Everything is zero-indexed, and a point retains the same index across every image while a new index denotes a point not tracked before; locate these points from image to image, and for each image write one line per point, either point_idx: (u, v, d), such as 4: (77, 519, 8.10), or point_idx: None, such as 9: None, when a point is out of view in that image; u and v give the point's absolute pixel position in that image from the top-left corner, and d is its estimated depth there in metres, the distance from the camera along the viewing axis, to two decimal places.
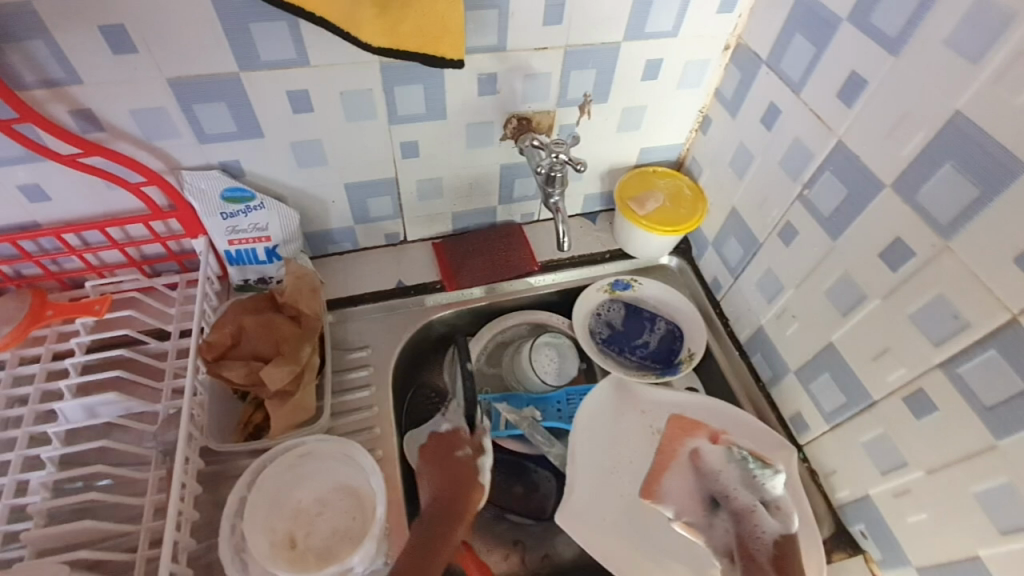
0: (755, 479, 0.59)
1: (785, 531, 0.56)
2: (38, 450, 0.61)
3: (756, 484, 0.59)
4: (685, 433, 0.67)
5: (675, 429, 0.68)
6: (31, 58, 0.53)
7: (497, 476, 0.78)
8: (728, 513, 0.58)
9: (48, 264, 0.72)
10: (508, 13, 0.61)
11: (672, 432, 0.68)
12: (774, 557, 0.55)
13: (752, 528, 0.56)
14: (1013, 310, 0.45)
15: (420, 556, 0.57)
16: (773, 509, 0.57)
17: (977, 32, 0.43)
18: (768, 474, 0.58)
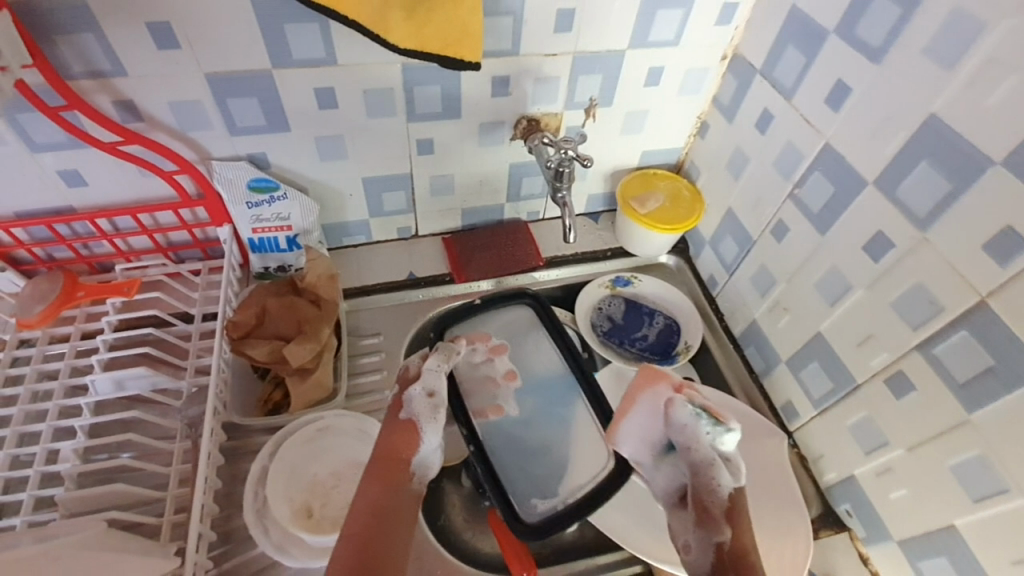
0: (702, 435, 0.52)
1: (736, 484, 0.51)
2: (70, 421, 0.66)
3: (707, 443, 0.52)
4: (649, 383, 0.57)
5: (642, 376, 0.58)
6: (81, 50, 0.57)
7: None
8: (680, 458, 0.53)
9: (80, 248, 0.76)
10: (522, 20, 0.66)
11: (642, 381, 0.58)
12: (726, 508, 0.50)
13: (709, 482, 0.51)
14: (981, 293, 0.49)
15: (375, 539, 0.52)
16: (727, 463, 0.51)
17: (949, 42, 0.48)
18: (724, 434, 0.51)
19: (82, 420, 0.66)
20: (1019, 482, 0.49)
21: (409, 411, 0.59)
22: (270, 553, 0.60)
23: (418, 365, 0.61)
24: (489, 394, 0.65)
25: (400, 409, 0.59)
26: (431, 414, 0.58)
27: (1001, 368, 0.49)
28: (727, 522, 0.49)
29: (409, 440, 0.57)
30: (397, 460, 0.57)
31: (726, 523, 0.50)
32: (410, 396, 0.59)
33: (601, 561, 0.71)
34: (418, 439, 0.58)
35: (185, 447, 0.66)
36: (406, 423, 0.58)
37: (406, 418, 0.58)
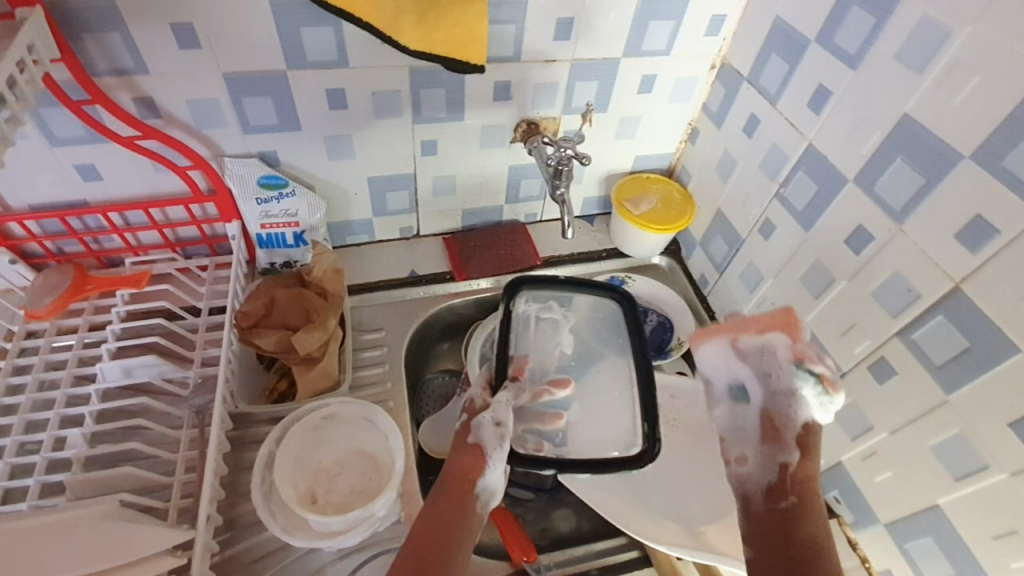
0: (800, 388, 0.57)
1: (810, 423, 0.58)
2: (78, 407, 0.67)
3: (802, 397, 0.58)
4: (788, 327, 0.59)
5: (782, 319, 0.59)
6: (107, 48, 0.61)
7: None
8: (764, 392, 0.59)
9: (90, 242, 0.78)
10: (524, 28, 0.70)
11: (775, 319, 0.59)
12: (799, 435, 0.58)
13: (788, 412, 0.58)
14: (955, 279, 0.53)
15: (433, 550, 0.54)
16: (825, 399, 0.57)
17: (919, 48, 0.53)
18: (822, 399, 0.57)
19: (90, 407, 0.67)
20: (996, 457, 0.52)
21: (476, 436, 0.59)
22: (278, 534, 0.61)
23: (484, 398, 0.61)
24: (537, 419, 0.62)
25: (467, 434, 0.60)
26: (497, 442, 0.59)
27: (975, 349, 0.52)
28: (799, 448, 0.57)
29: (478, 462, 0.58)
30: (466, 481, 0.58)
31: (794, 448, 0.58)
32: (474, 422, 0.60)
33: (599, 547, 0.73)
34: (484, 464, 0.58)
35: (192, 435, 0.68)
36: (473, 447, 0.59)
37: (472, 442, 0.59)
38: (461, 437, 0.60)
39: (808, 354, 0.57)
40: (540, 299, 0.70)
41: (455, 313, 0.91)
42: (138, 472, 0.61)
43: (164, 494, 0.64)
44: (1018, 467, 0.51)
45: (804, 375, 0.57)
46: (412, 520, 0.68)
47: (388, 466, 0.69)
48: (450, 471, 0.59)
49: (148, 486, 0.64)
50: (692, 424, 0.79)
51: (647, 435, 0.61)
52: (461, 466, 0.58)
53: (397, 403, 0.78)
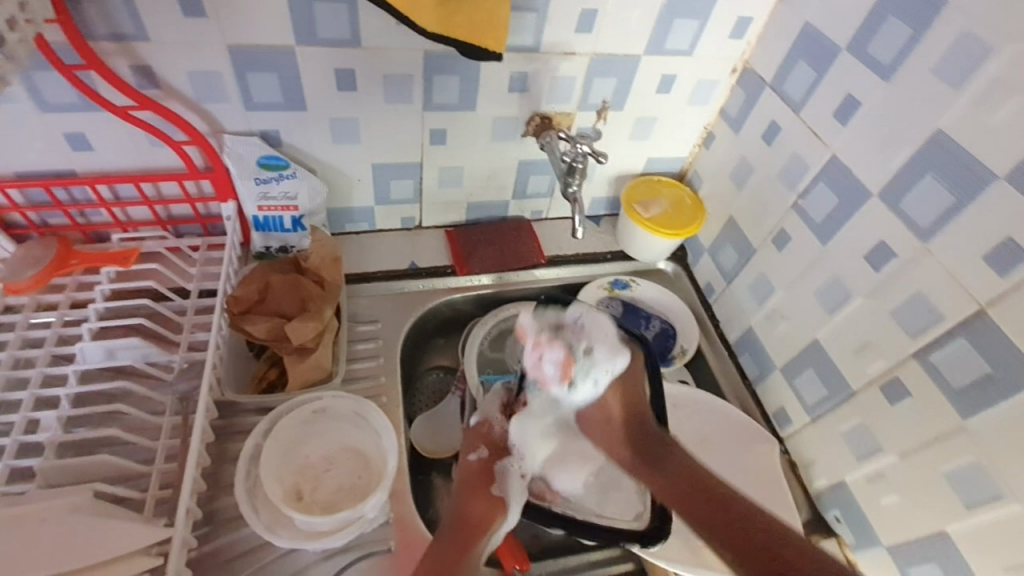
0: (578, 354, 0.60)
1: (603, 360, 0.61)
2: (55, 388, 0.64)
3: (583, 364, 0.61)
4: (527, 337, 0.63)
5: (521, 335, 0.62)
6: (105, 10, 0.57)
7: None
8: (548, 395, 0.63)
9: (77, 215, 0.75)
10: (546, 17, 0.67)
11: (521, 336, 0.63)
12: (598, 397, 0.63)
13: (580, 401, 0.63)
14: (981, 302, 0.51)
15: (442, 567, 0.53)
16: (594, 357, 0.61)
17: (958, 62, 0.51)
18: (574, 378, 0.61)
19: (67, 388, 0.63)
20: (1012, 488, 0.50)
21: (501, 488, 0.62)
22: (260, 532, 0.58)
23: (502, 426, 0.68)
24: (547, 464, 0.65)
25: (490, 482, 0.62)
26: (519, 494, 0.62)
27: (997, 376, 0.51)
28: (609, 387, 0.62)
29: (490, 511, 0.60)
30: (478, 527, 0.58)
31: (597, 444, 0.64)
32: (501, 468, 0.64)
33: (593, 557, 0.71)
34: (501, 513, 0.60)
35: (174, 423, 0.64)
36: (497, 500, 0.61)
37: (498, 494, 0.61)
38: (487, 487, 0.62)
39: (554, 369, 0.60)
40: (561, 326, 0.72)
41: (454, 309, 0.88)
42: (114, 460, 0.57)
43: (142, 483, 0.61)
44: None
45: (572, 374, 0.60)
46: (401, 521, 0.65)
47: (380, 466, 0.66)
48: (458, 516, 0.59)
49: (125, 475, 0.61)
50: (695, 435, 0.77)
51: (658, 512, 0.60)
52: (474, 512, 0.59)
53: (390, 399, 0.76)
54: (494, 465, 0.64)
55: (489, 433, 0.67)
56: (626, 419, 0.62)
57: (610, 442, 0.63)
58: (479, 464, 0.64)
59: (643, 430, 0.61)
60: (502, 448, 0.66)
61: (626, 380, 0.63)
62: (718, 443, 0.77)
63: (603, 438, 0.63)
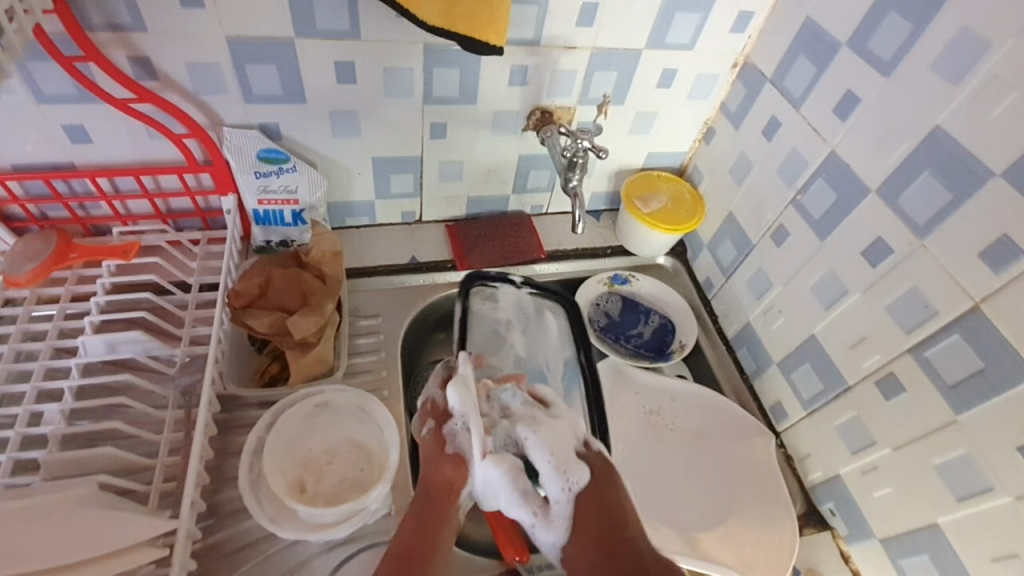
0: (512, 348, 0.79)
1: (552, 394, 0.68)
2: (57, 381, 0.64)
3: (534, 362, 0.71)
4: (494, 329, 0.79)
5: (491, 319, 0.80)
6: (102, 1, 0.57)
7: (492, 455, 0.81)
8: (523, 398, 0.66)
9: (76, 208, 0.74)
10: (547, 10, 0.67)
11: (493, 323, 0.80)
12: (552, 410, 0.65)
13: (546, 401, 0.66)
14: (976, 298, 0.52)
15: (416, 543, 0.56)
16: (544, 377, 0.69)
17: (957, 59, 0.51)
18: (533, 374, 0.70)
19: (70, 381, 0.64)
20: (1002, 480, 0.51)
21: (455, 446, 0.62)
22: (265, 524, 0.59)
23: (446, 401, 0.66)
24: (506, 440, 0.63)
25: (444, 445, 0.63)
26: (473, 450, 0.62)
27: (990, 370, 0.51)
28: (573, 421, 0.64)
29: (459, 473, 0.61)
30: (449, 490, 0.60)
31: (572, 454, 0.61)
32: (450, 430, 0.63)
33: None
34: (467, 471, 0.61)
35: (177, 416, 0.65)
36: (453, 457, 0.62)
37: (454, 452, 0.62)
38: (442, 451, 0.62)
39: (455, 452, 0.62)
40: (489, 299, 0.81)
41: (454, 303, 0.88)
42: (118, 453, 0.58)
43: (145, 476, 0.62)
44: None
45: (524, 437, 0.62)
46: (402, 514, 0.66)
47: (381, 459, 0.67)
48: (429, 480, 0.61)
49: (129, 468, 0.61)
50: (689, 428, 0.79)
51: None
52: (443, 474, 0.61)
53: (391, 393, 0.76)
54: (443, 428, 0.63)
55: (436, 407, 0.65)
56: (610, 521, 0.57)
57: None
58: (431, 435, 0.64)
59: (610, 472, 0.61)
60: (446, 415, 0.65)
61: (586, 512, 0.59)
62: (713, 435, 0.78)
63: (580, 556, 0.57)
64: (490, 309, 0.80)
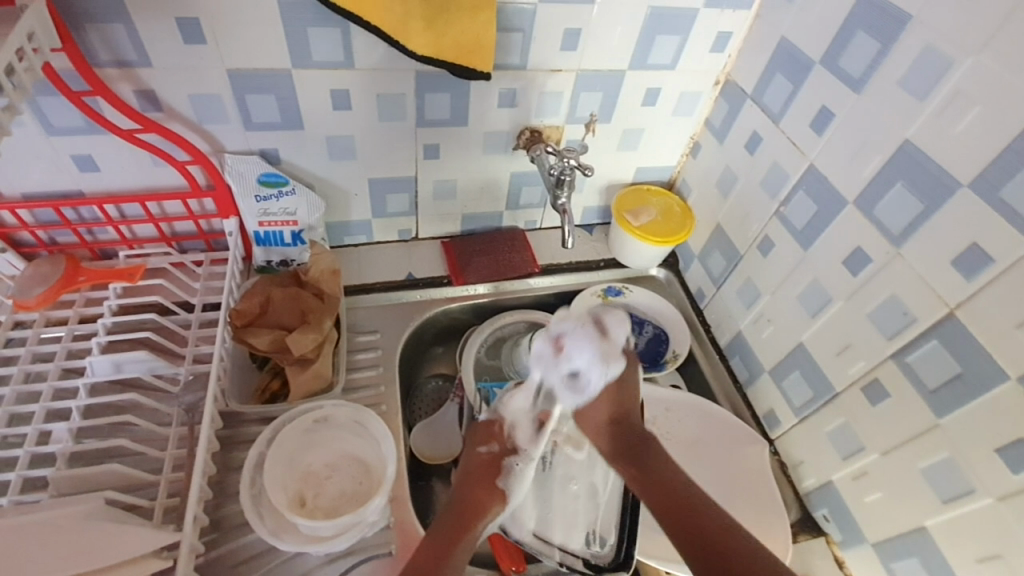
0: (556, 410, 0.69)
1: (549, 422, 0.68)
2: (66, 401, 0.66)
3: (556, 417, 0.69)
4: (484, 441, 0.67)
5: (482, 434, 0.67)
6: (109, 39, 0.60)
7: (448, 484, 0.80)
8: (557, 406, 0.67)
9: (84, 233, 0.77)
10: (531, 36, 0.70)
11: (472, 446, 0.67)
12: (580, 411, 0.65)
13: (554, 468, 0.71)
14: (950, 305, 0.53)
15: (438, 550, 0.54)
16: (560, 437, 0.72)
17: (923, 75, 0.53)
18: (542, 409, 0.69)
19: (77, 401, 0.66)
20: (983, 482, 0.53)
21: (506, 482, 0.65)
22: (265, 537, 0.60)
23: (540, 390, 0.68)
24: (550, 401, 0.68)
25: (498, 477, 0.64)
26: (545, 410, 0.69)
27: (967, 375, 0.53)
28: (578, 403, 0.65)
29: (487, 496, 0.61)
30: (475, 514, 0.59)
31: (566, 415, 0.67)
32: (509, 466, 0.65)
33: None
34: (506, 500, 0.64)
35: (181, 433, 0.67)
36: (499, 490, 0.63)
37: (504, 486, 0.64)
38: (495, 478, 0.64)
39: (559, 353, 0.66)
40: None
41: (451, 318, 0.90)
42: (123, 469, 0.60)
43: (150, 492, 0.63)
44: (1004, 492, 0.51)
45: (578, 355, 0.65)
46: (401, 526, 0.67)
47: (380, 473, 0.68)
48: (455, 504, 0.60)
49: (135, 483, 0.63)
50: (682, 438, 0.80)
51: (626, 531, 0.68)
52: (471, 499, 0.60)
53: (390, 407, 0.78)
54: (504, 460, 0.65)
55: (503, 435, 0.67)
56: (616, 427, 0.63)
57: (606, 443, 0.62)
58: (488, 457, 0.65)
59: (630, 434, 0.61)
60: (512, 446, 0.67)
61: (625, 432, 0.62)
62: (708, 445, 0.79)
63: (604, 446, 0.63)
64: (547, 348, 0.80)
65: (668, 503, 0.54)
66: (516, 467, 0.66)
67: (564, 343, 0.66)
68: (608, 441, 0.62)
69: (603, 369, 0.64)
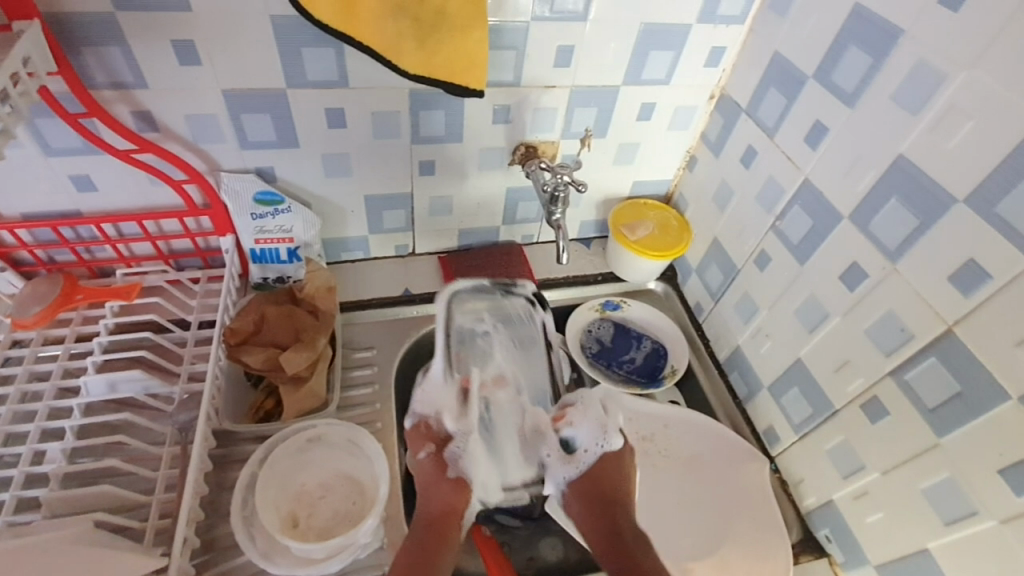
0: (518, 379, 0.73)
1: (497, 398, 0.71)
2: (60, 420, 0.66)
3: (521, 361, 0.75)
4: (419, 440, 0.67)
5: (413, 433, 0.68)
6: (106, 62, 0.61)
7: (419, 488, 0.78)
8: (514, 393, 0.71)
9: (82, 252, 0.78)
10: (525, 54, 0.70)
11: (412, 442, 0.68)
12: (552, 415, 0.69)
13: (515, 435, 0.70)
14: (949, 322, 0.52)
15: (420, 561, 0.58)
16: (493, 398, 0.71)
17: (916, 90, 0.53)
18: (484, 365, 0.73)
19: (71, 421, 0.66)
20: (986, 503, 0.51)
21: (456, 469, 0.65)
22: (256, 560, 0.59)
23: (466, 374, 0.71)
24: (483, 359, 0.73)
25: (445, 470, 0.65)
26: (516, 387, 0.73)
27: (967, 394, 0.52)
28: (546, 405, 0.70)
29: (461, 497, 0.64)
30: (450, 516, 0.62)
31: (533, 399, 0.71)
32: (450, 455, 0.66)
33: None
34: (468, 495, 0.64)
35: (174, 452, 0.67)
36: (457, 480, 0.65)
37: (454, 477, 0.65)
38: (442, 473, 0.65)
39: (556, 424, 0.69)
40: (471, 312, 0.76)
41: None
42: (115, 490, 0.59)
43: (141, 513, 0.63)
44: (1008, 514, 0.50)
45: (576, 433, 0.67)
46: (395, 546, 0.67)
47: (373, 493, 0.67)
48: (428, 509, 0.63)
49: (127, 504, 0.63)
50: (683, 455, 0.79)
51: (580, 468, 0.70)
52: (440, 503, 0.63)
53: (385, 424, 0.77)
54: (443, 453, 0.66)
55: (432, 431, 0.67)
56: (602, 501, 0.63)
57: (588, 525, 0.62)
58: (429, 460, 0.66)
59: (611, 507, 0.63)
60: (442, 437, 0.67)
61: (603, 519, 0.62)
62: (708, 462, 0.78)
63: (581, 523, 0.63)
64: (472, 319, 0.75)
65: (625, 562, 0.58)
66: (459, 452, 0.67)
67: (566, 414, 0.68)
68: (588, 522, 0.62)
69: (601, 440, 0.66)
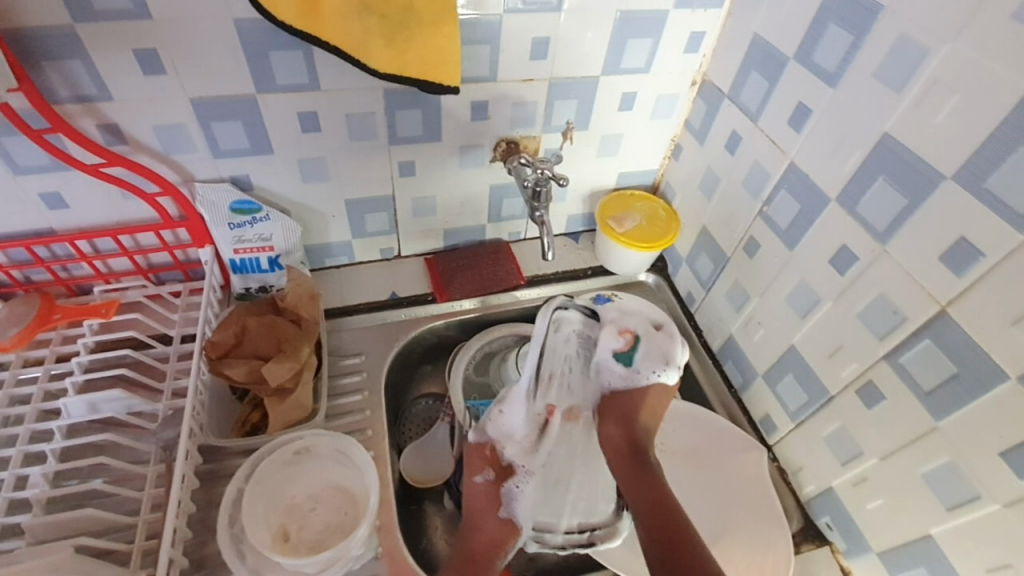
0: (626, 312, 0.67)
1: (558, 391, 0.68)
2: (40, 444, 0.65)
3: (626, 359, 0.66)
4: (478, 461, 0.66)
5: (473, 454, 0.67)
6: (68, 75, 0.59)
7: (427, 505, 0.78)
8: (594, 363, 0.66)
9: (59, 271, 0.76)
10: (499, 48, 0.68)
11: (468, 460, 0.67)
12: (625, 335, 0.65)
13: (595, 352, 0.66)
14: (942, 302, 0.51)
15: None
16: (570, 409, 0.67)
17: (899, 65, 0.51)
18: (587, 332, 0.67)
19: (53, 444, 0.64)
20: (987, 487, 0.50)
21: (508, 510, 0.64)
22: None
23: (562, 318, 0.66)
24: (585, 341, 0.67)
25: (498, 505, 0.65)
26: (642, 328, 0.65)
27: (964, 375, 0.50)
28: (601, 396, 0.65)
29: (505, 534, 0.63)
30: (495, 549, 0.61)
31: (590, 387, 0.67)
32: (507, 491, 0.65)
33: None
34: (514, 535, 0.63)
35: (159, 471, 0.65)
36: (507, 521, 0.64)
37: (506, 517, 0.64)
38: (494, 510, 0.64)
39: (625, 332, 0.65)
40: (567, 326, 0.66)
41: (438, 335, 0.88)
42: (97, 513, 0.58)
43: (127, 535, 0.62)
44: (1010, 498, 0.49)
45: (639, 346, 0.64)
46: (391, 555, 0.66)
47: (364, 503, 0.66)
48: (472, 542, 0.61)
49: (112, 526, 0.61)
50: (681, 447, 0.77)
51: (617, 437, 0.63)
52: (488, 536, 0.62)
53: (375, 432, 0.76)
54: (501, 485, 0.65)
55: (494, 456, 0.67)
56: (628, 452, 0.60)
57: (614, 435, 0.62)
58: (485, 486, 0.65)
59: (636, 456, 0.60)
60: (503, 467, 0.66)
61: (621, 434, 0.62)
62: (705, 453, 0.77)
63: (613, 431, 0.62)
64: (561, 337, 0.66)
65: (651, 499, 0.55)
66: (515, 488, 0.65)
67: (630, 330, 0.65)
68: (618, 430, 0.62)
69: (659, 369, 0.64)
